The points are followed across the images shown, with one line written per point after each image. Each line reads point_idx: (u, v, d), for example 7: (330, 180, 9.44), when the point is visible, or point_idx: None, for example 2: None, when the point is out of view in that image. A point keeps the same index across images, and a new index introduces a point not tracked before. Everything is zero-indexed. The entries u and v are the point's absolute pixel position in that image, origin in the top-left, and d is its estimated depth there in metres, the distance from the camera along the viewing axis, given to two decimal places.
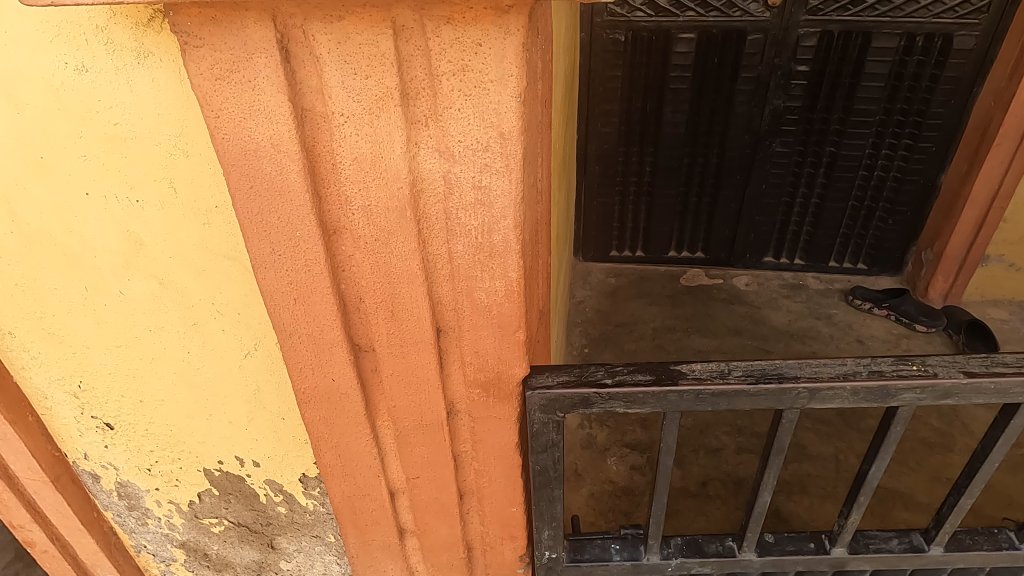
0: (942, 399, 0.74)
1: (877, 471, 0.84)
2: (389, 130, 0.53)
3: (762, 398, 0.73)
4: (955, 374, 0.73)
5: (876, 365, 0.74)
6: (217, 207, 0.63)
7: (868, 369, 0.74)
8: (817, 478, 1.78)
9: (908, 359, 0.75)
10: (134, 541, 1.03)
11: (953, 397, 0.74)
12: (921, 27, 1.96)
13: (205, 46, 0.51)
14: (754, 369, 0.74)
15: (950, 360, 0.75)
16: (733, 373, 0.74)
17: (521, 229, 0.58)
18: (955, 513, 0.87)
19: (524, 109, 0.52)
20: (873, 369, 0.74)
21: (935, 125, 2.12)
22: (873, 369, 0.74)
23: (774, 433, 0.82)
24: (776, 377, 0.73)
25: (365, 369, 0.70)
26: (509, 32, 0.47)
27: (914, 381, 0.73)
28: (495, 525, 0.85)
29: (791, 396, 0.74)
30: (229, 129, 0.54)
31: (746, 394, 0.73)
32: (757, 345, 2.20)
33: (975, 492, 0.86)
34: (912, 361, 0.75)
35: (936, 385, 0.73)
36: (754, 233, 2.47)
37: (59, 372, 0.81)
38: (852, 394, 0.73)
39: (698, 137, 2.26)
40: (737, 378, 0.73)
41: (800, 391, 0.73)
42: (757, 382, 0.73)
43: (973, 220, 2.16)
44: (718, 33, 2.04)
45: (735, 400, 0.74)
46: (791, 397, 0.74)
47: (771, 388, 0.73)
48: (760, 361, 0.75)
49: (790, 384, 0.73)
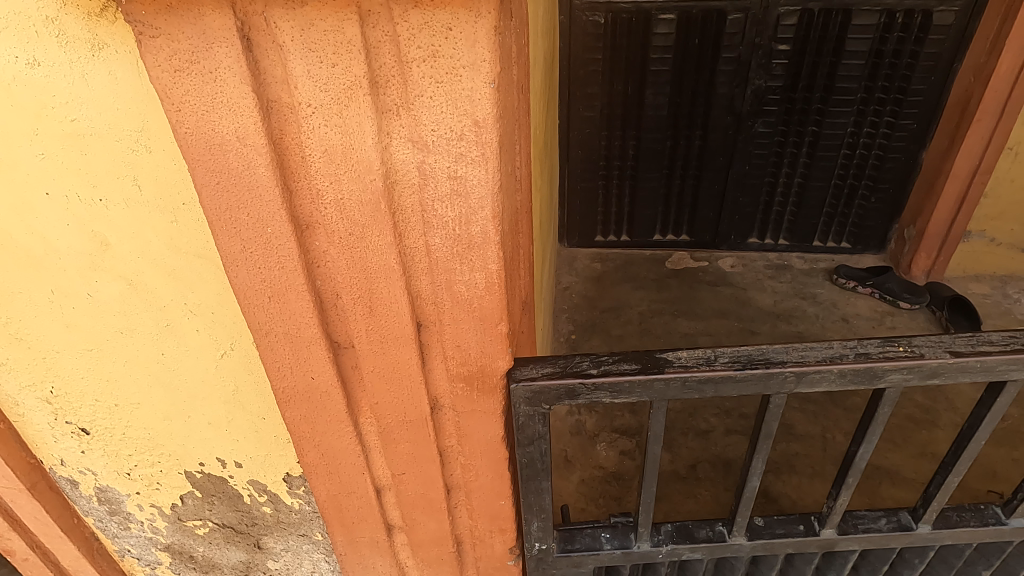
0: (929, 380, 0.74)
1: (865, 453, 0.84)
2: (359, 120, 0.51)
3: (749, 384, 0.73)
4: (941, 354, 0.73)
5: (863, 347, 0.74)
6: (184, 205, 0.61)
7: (854, 351, 0.74)
8: (805, 457, 1.79)
9: (895, 340, 0.75)
10: (118, 546, 1.01)
11: (939, 377, 0.74)
12: (901, 4, 1.95)
13: (162, 36, 0.48)
14: (741, 355, 0.74)
15: (936, 340, 0.74)
16: (720, 359, 0.73)
17: (500, 220, 0.56)
18: (942, 491, 0.87)
19: (499, 96, 0.50)
20: (859, 351, 0.73)
21: (916, 102, 2.12)
22: (860, 351, 0.73)
23: (762, 418, 0.81)
24: (762, 361, 0.73)
25: (345, 367, 0.69)
26: (480, 15, 0.46)
27: (901, 362, 0.72)
28: (484, 519, 0.84)
29: (778, 381, 0.73)
30: (192, 123, 0.52)
31: (732, 380, 0.72)
32: (744, 327, 2.21)
33: (962, 470, 0.86)
34: (898, 342, 0.75)
35: (923, 365, 0.72)
36: (738, 215, 2.46)
37: (30, 378, 0.78)
38: (839, 376, 0.73)
39: (681, 119, 2.25)
40: (724, 364, 0.72)
41: (787, 375, 0.73)
42: (744, 368, 0.72)
43: (954, 196, 2.17)
44: (698, 13, 2.02)
45: (722, 387, 0.73)
46: (778, 381, 0.73)
47: (758, 373, 0.72)
48: (747, 347, 0.75)
49: (777, 369, 0.72)
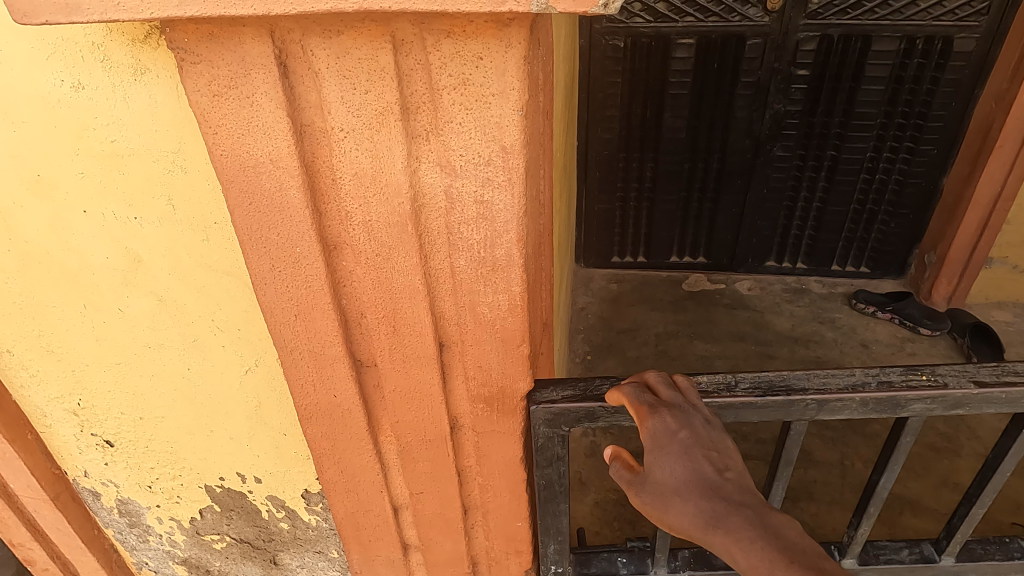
0: (953, 410, 0.73)
1: (887, 483, 0.83)
2: (390, 145, 0.52)
3: (769, 410, 0.72)
4: (966, 384, 0.72)
5: (885, 375, 0.73)
6: (216, 223, 0.62)
7: (877, 379, 0.73)
8: (823, 484, 1.76)
9: (918, 369, 0.74)
10: (136, 558, 1.02)
11: (963, 408, 0.73)
12: (921, 30, 1.95)
13: (202, 62, 0.50)
14: (762, 381, 0.73)
15: (960, 370, 0.74)
16: (740, 385, 0.73)
17: (524, 244, 0.57)
18: (966, 522, 0.86)
19: (526, 123, 0.51)
20: (881, 380, 0.73)
21: (936, 128, 2.11)
22: (882, 380, 0.73)
23: (784, 443, 0.80)
24: (783, 388, 0.73)
25: (367, 385, 0.69)
26: (510, 45, 0.47)
27: (923, 391, 0.72)
28: (501, 540, 0.84)
29: (800, 408, 0.73)
30: (228, 145, 0.54)
31: (753, 407, 0.72)
32: (761, 351, 2.19)
33: (985, 502, 0.84)
34: (921, 370, 0.74)
35: (947, 396, 0.72)
36: (756, 238, 2.46)
37: (58, 390, 0.80)
38: (861, 405, 0.72)
39: (699, 142, 2.26)
40: (745, 390, 0.72)
41: (808, 403, 0.72)
42: (764, 394, 0.72)
43: (976, 222, 2.15)
44: (718, 38, 2.04)
45: (742, 413, 0.72)
46: (799, 408, 0.73)
47: (779, 400, 0.72)
48: (767, 373, 0.74)
49: (798, 396, 0.72)
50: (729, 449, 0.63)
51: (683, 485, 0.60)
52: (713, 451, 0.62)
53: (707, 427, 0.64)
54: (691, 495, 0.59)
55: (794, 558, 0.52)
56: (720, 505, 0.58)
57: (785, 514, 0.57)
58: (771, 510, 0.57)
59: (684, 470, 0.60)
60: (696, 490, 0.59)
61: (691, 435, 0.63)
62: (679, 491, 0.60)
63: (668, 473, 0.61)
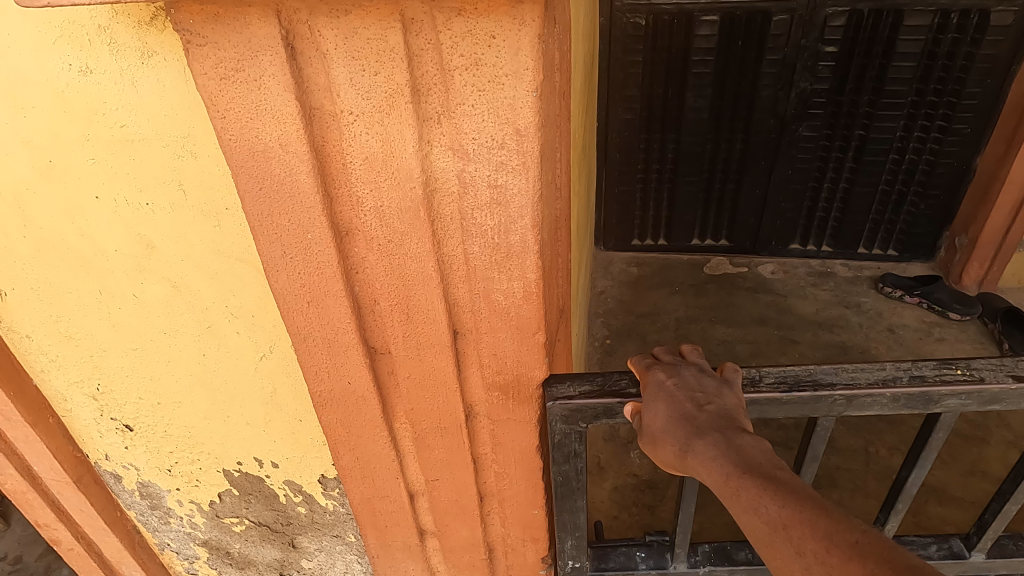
0: (989, 405, 0.71)
1: (917, 479, 0.81)
2: (400, 128, 0.51)
3: (795, 406, 0.70)
4: (1004, 378, 0.69)
5: (917, 369, 0.71)
6: (227, 209, 0.61)
7: (909, 374, 0.71)
8: (846, 471, 1.74)
9: (952, 363, 0.72)
10: (158, 539, 1.03)
11: (1001, 403, 0.70)
12: (956, 4, 1.88)
13: (209, 44, 0.49)
14: (787, 375, 0.71)
15: (998, 363, 0.71)
16: (765, 379, 0.71)
17: (539, 229, 0.56)
18: (1000, 518, 0.83)
19: (541, 105, 0.49)
20: (914, 374, 0.70)
21: (970, 106, 2.04)
22: (914, 374, 0.70)
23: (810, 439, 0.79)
24: (810, 383, 0.70)
25: (382, 372, 0.69)
26: (524, 23, 0.45)
27: (957, 385, 0.69)
28: (517, 527, 0.83)
29: (826, 404, 0.70)
30: (236, 130, 0.53)
31: (778, 403, 0.70)
32: (784, 335, 2.16)
33: (1020, 498, 0.82)
34: (956, 364, 0.71)
35: (984, 391, 0.69)
36: (780, 220, 2.40)
37: (78, 375, 0.80)
38: (891, 400, 0.70)
39: (722, 122, 2.21)
40: (769, 385, 0.70)
41: (836, 398, 0.70)
42: (790, 390, 0.70)
43: (1010, 204, 2.08)
44: (742, 14, 1.98)
45: (767, 408, 0.71)
46: (827, 404, 0.71)
47: (806, 396, 0.70)
48: (793, 367, 0.72)
49: (826, 392, 0.70)
50: (715, 388, 0.66)
51: (664, 420, 0.64)
52: (697, 390, 0.65)
53: (695, 371, 0.68)
54: (669, 424, 0.63)
55: (750, 470, 0.56)
56: (695, 431, 0.61)
57: (753, 434, 0.60)
58: (739, 433, 0.60)
59: (667, 408, 0.64)
60: (675, 421, 0.63)
61: (677, 379, 0.67)
62: (664, 427, 0.63)
63: (654, 411, 0.65)
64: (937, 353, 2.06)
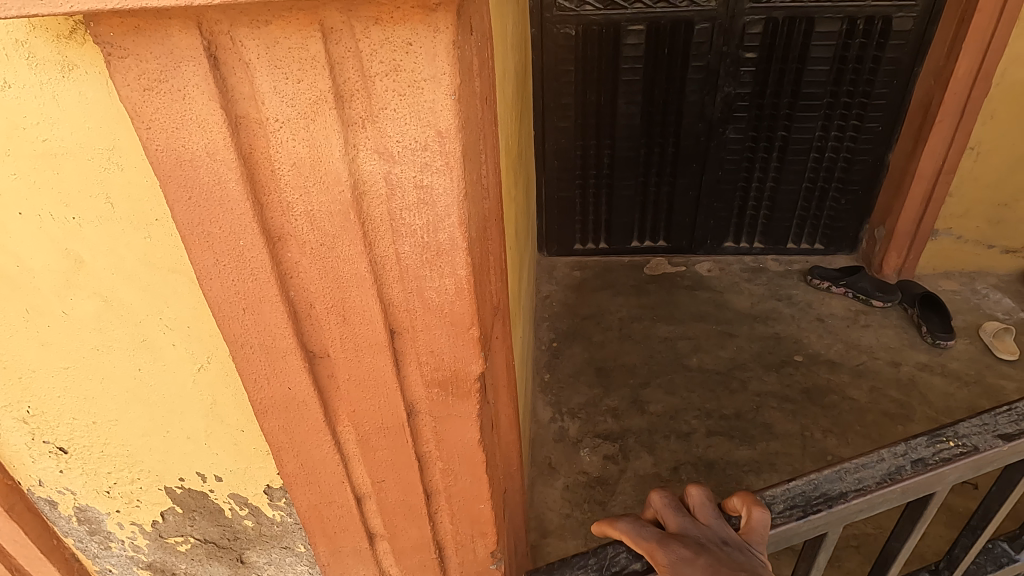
0: (982, 466, 0.87)
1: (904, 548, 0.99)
2: (326, 133, 0.53)
3: (820, 520, 0.83)
4: (989, 442, 0.86)
5: (915, 453, 0.87)
6: (157, 220, 0.62)
7: (908, 461, 0.86)
8: (784, 456, 1.82)
9: (942, 435, 0.88)
10: (99, 566, 1.01)
11: (987, 463, 0.87)
12: (862, 11, 2.01)
13: (130, 56, 0.50)
14: (797, 496, 0.85)
15: (981, 426, 0.88)
16: (779, 503, 0.85)
17: (466, 227, 0.58)
18: (967, 552, 1.05)
19: (461, 108, 0.52)
20: (914, 459, 0.86)
21: (880, 105, 2.18)
22: (914, 459, 0.86)
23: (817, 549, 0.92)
24: (822, 500, 0.84)
25: (321, 375, 0.70)
26: (439, 30, 0.48)
27: (956, 461, 0.85)
28: (465, 522, 0.85)
29: (846, 511, 0.84)
30: (162, 140, 0.53)
31: (799, 525, 0.83)
32: (722, 329, 2.25)
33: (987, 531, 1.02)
34: (947, 437, 0.88)
35: (977, 455, 0.86)
36: (713, 219, 2.50)
37: (6, 399, 0.78)
38: (900, 491, 0.85)
39: (653, 127, 2.30)
40: (787, 511, 0.84)
41: (852, 504, 0.83)
42: (806, 511, 0.83)
43: (921, 196, 2.22)
44: (667, 23, 2.07)
45: (799, 528, 0.84)
46: (845, 511, 0.84)
47: (821, 513, 0.83)
48: (799, 484, 0.86)
49: (839, 502, 0.83)
50: (746, 560, 0.77)
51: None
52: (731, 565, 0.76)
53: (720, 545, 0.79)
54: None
55: None
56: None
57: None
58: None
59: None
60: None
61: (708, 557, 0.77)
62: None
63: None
64: (863, 339, 2.18)
